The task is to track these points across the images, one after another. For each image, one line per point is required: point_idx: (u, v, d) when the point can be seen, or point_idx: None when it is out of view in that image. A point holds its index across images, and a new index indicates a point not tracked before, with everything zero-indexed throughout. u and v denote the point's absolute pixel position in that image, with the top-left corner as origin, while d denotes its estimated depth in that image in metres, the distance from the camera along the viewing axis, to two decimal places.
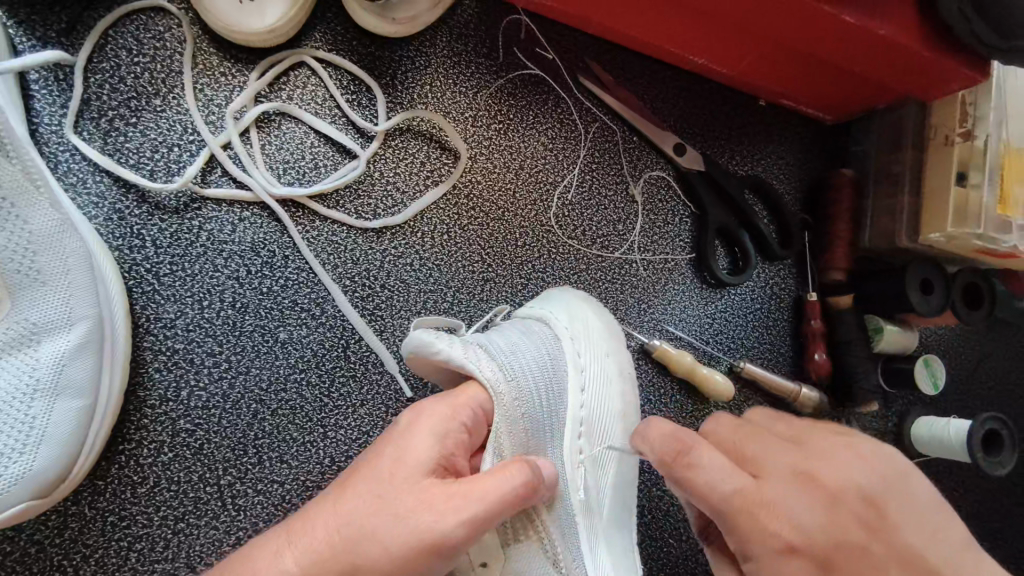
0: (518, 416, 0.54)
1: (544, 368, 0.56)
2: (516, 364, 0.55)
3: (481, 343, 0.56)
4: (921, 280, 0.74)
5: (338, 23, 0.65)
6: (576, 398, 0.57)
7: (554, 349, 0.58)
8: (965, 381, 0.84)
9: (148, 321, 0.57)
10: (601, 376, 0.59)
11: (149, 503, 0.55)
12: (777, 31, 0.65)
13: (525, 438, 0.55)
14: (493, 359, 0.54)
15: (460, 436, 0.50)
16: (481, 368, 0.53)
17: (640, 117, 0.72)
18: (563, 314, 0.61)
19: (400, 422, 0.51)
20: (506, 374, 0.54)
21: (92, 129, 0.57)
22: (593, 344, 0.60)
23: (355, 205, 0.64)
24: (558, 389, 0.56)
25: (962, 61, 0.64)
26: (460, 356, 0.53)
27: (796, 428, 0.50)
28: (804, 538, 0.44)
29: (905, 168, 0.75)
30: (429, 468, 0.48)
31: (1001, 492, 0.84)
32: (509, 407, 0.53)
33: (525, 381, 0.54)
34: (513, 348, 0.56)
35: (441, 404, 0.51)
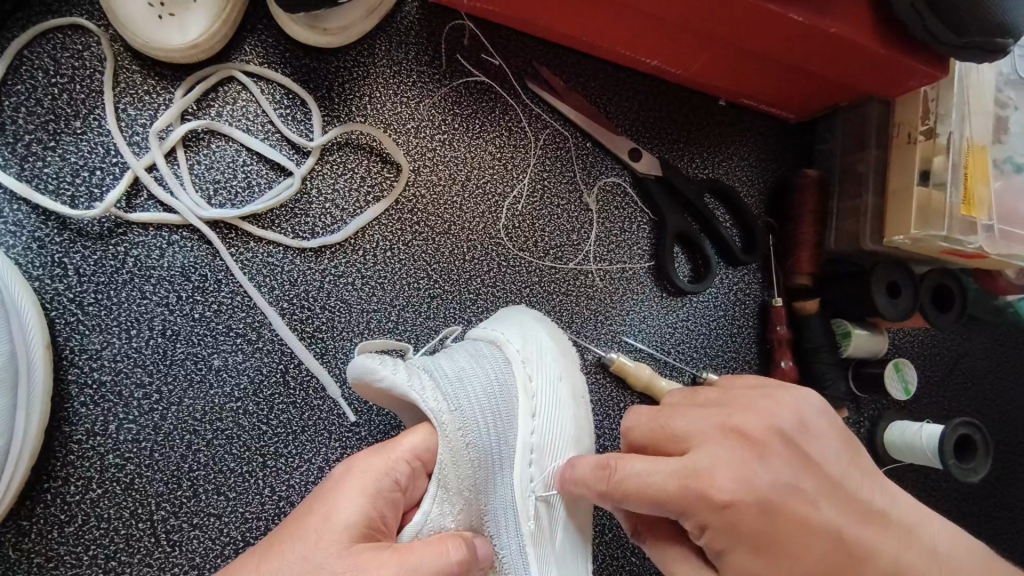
0: (461, 445, 0.51)
1: (491, 394, 0.53)
2: (461, 392, 0.52)
3: (426, 368, 0.53)
4: (888, 284, 0.71)
5: (269, 35, 0.62)
6: (526, 425, 0.54)
7: (504, 374, 0.54)
8: (939, 383, 0.82)
9: (72, 353, 0.55)
10: (552, 401, 0.55)
11: (77, 542, 0.53)
12: (725, 32, 0.62)
13: (472, 469, 0.51)
14: (437, 388, 0.52)
15: (392, 494, 0.48)
16: (424, 397, 0.51)
17: (592, 122, 0.70)
18: (516, 335, 0.57)
19: (330, 479, 0.48)
20: (449, 403, 0.51)
21: (8, 155, 0.55)
22: (545, 368, 0.56)
23: (291, 224, 0.61)
24: (507, 415, 0.53)
25: (919, 57, 0.61)
26: (403, 383, 0.51)
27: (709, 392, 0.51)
28: (749, 495, 0.44)
29: (869, 168, 0.72)
30: (360, 532, 0.45)
31: (978, 495, 0.83)
32: (452, 438, 0.51)
33: (470, 410, 0.52)
34: (459, 373, 0.53)
35: (374, 459, 0.48)
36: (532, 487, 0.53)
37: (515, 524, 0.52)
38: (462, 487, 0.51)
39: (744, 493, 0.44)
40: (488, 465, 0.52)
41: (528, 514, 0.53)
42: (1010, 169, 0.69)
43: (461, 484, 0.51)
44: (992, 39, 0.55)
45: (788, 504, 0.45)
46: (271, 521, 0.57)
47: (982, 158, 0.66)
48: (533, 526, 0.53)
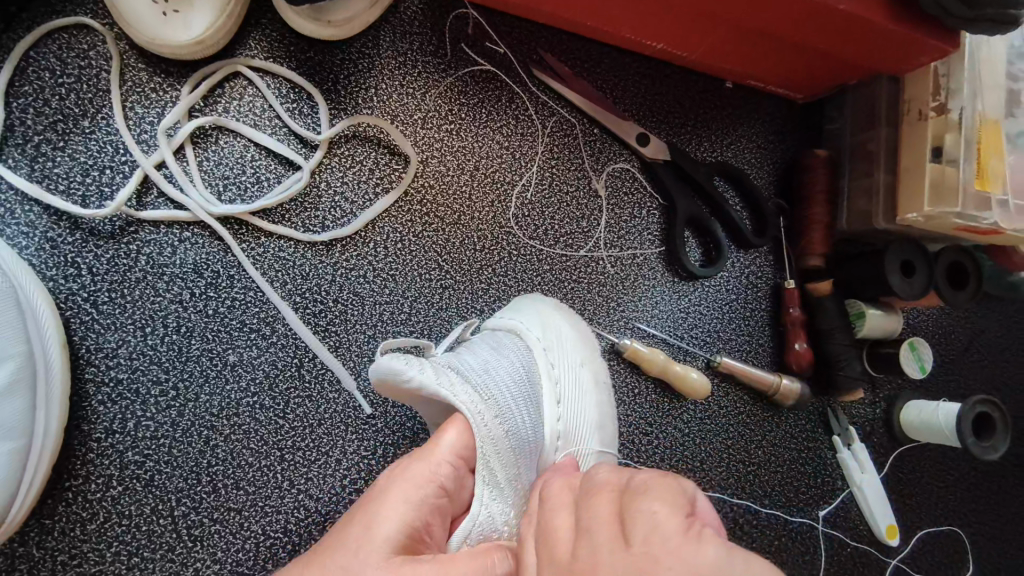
0: (501, 434, 0.50)
1: (520, 381, 0.53)
2: (490, 382, 0.52)
3: (452, 365, 0.52)
4: (902, 263, 0.71)
5: (273, 29, 0.62)
6: (553, 411, 0.55)
7: (528, 362, 0.56)
8: (955, 362, 0.81)
9: (88, 352, 0.55)
10: (575, 387, 0.57)
11: (100, 540, 0.54)
12: (730, 11, 0.62)
13: (513, 457, 0.50)
14: (467, 382, 0.51)
15: (438, 501, 0.46)
16: (454, 392, 0.50)
17: (599, 107, 0.69)
18: (535, 324, 0.59)
19: (376, 487, 0.48)
20: (481, 394, 0.51)
21: (18, 156, 0.55)
22: (565, 354, 0.58)
23: (301, 218, 0.61)
24: (537, 401, 0.54)
25: (930, 31, 0.61)
26: (431, 381, 0.50)
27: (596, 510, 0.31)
28: None
29: (879, 146, 0.72)
30: (402, 543, 0.43)
31: (998, 473, 0.82)
32: (492, 427, 0.49)
33: (503, 399, 0.51)
34: (486, 366, 0.53)
35: (418, 464, 0.48)
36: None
37: None
38: (509, 477, 0.49)
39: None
40: (527, 455, 0.51)
41: None
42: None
43: (504, 475, 0.49)
44: (1004, 10, 0.54)
45: None
46: (290, 514, 0.58)
47: (994, 133, 0.65)
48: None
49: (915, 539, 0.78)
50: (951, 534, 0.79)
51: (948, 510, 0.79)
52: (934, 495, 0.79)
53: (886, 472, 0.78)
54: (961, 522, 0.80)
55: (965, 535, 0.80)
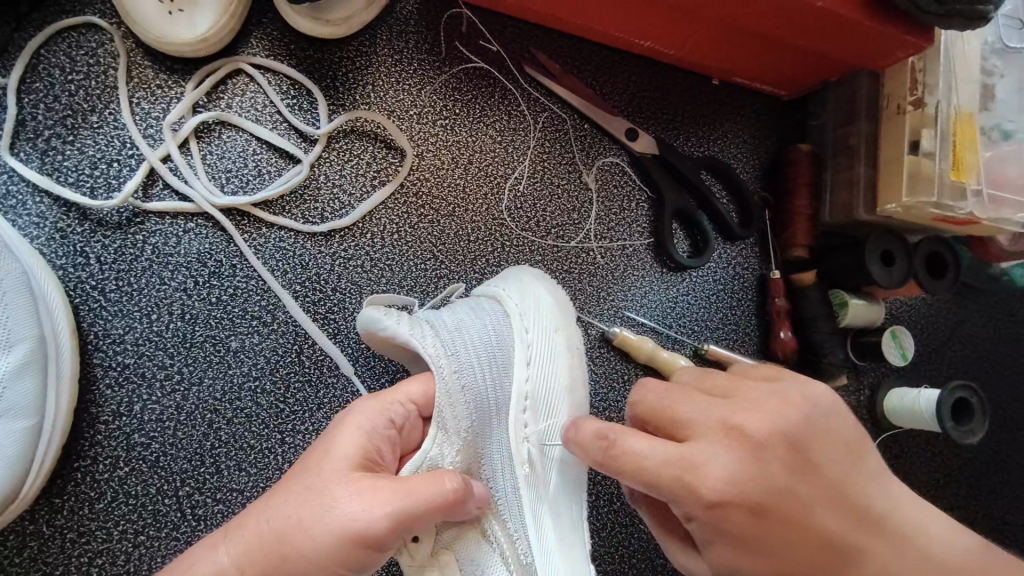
0: (458, 387, 0.53)
1: (489, 342, 0.55)
2: (459, 340, 0.54)
3: (427, 320, 0.55)
4: (882, 252, 0.73)
5: (274, 28, 0.64)
6: (521, 373, 0.56)
7: (503, 326, 0.57)
8: (937, 351, 0.84)
9: (96, 338, 0.57)
10: (550, 353, 0.57)
11: (108, 518, 0.56)
12: (714, 10, 0.64)
13: (471, 412, 0.53)
14: (436, 336, 0.54)
15: (389, 433, 0.50)
16: (423, 344, 0.53)
17: (589, 103, 0.72)
18: (516, 290, 0.60)
19: (330, 425, 0.51)
20: (446, 348, 0.53)
21: (29, 150, 0.58)
22: (542, 319, 0.58)
23: (301, 210, 0.64)
24: (503, 361, 0.55)
25: (905, 27, 0.63)
26: (405, 331, 0.53)
27: (729, 382, 0.48)
28: (747, 492, 0.44)
29: (860, 140, 0.74)
30: (358, 462, 0.47)
31: (979, 458, 0.84)
32: (449, 380, 0.52)
33: (466, 356, 0.54)
34: (458, 324, 0.55)
35: (369, 404, 0.51)
36: (527, 434, 0.55)
37: (511, 469, 0.55)
38: (460, 429, 0.53)
39: (729, 501, 0.44)
40: (484, 412, 0.54)
41: (524, 460, 0.55)
42: (998, 136, 0.70)
43: (462, 424, 0.53)
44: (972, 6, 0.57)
45: (783, 507, 0.44)
46: None
47: (969, 126, 0.67)
48: (528, 468, 0.55)
49: None
50: None
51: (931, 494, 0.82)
52: (917, 479, 0.82)
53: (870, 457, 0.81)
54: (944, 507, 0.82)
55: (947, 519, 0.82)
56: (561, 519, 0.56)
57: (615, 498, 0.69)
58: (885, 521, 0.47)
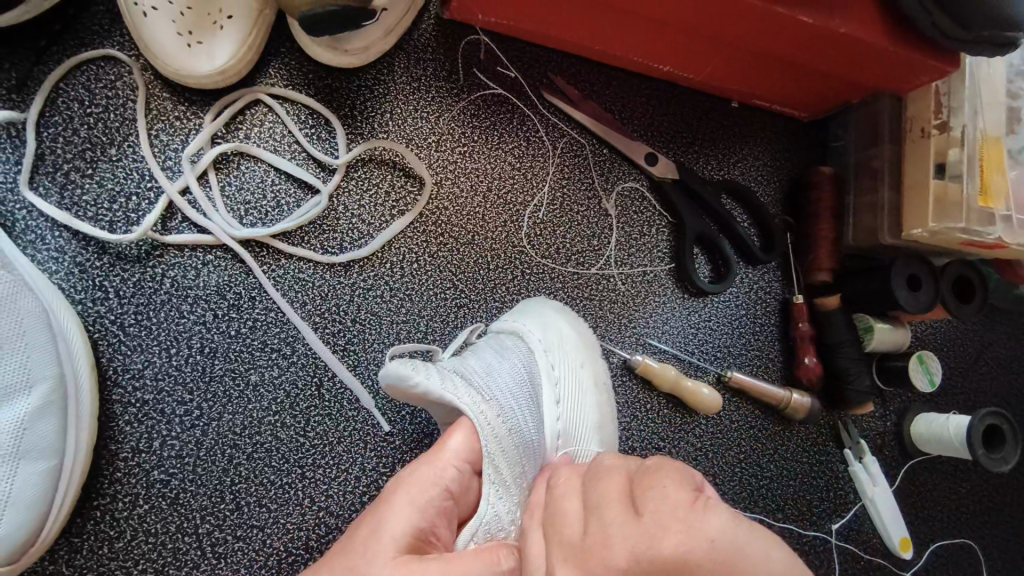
0: (503, 431, 0.52)
1: (522, 382, 0.55)
2: (492, 385, 0.54)
3: (456, 370, 0.54)
4: (908, 277, 0.72)
5: (292, 58, 0.64)
6: (553, 410, 0.56)
7: (531, 364, 0.57)
8: (963, 375, 0.82)
9: (115, 373, 0.57)
10: (576, 388, 0.58)
11: (127, 557, 0.55)
12: (733, 34, 0.64)
13: (518, 456, 0.52)
14: (470, 385, 0.53)
15: (443, 504, 0.47)
16: (459, 395, 0.52)
17: (608, 129, 0.71)
18: (537, 326, 0.60)
19: (383, 496, 0.49)
20: (483, 395, 0.53)
21: (48, 184, 0.57)
22: (566, 356, 0.60)
23: (320, 240, 0.63)
24: (537, 400, 0.55)
25: (931, 51, 0.62)
26: (437, 386, 0.52)
27: (606, 491, 0.35)
28: None
29: (884, 163, 0.73)
30: (407, 544, 0.44)
31: (1010, 484, 0.83)
32: (495, 426, 0.51)
33: (504, 399, 0.53)
34: (488, 369, 0.55)
35: (423, 470, 0.49)
36: None
37: None
38: (515, 475, 0.51)
39: None
40: (532, 453, 0.53)
41: None
42: None
43: (510, 473, 0.51)
44: (1003, 32, 0.55)
45: None
46: (311, 532, 0.59)
47: (994, 151, 0.67)
48: None
49: (930, 552, 0.78)
50: (965, 547, 0.80)
51: (961, 523, 0.80)
52: (947, 508, 0.80)
53: (899, 484, 0.79)
54: (975, 535, 0.80)
55: (978, 549, 0.80)
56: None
57: None
58: None
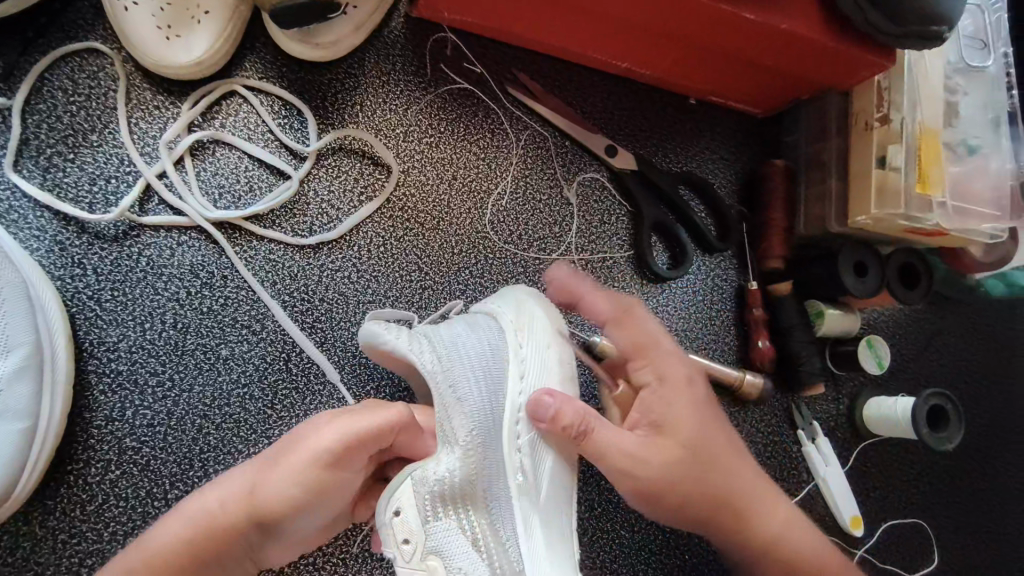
0: (454, 399, 0.56)
1: (483, 356, 0.58)
2: (454, 353, 0.58)
3: (427, 335, 0.59)
4: (855, 264, 0.75)
5: (267, 52, 0.68)
6: (514, 385, 0.58)
7: (497, 340, 0.59)
8: (913, 361, 0.86)
9: (91, 345, 0.60)
10: (542, 369, 0.59)
11: (98, 520, 0.58)
12: (683, 31, 0.68)
13: (465, 418, 0.56)
14: (434, 350, 0.58)
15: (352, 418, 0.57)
16: (421, 356, 0.57)
17: (570, 122, 0.75)
18: (510, 308, 0.62)
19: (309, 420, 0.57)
20: (442, 363, 0.57)
21: (32, 167, 0.61)
22: (534, 335, 0.60)
23: (291, 224, 0.66)
24: (499, 375, 0.58)
25: (867, 48, 0.66)
26: (403, 345, 0.57)
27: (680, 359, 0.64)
28: (657, 402, 0.61)
29: (831, 155, 0.77)
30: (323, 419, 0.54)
31: (960, 467, 0.86)
32: (446, 391, 0.56)
33: (461, 370, 0.57)
34: (454, 340, 0.59)
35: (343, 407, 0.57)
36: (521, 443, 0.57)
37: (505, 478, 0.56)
38: (461, 431, 0.56)
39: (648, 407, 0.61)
40: (482, 420, 0.56)
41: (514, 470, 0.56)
42: (965, 151, 0.73)
43: (459, 434, 0.56)
44: (927, 28, 0.60)
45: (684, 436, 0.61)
46: None
47: (934, 141, 0.70)
48: (520, 479, 0.56)
49: (881, 531, 0.82)
50: (916, 527, 0.83)
51: (911, 503, 0.83)
52: (898, 487, 0.83)
53: (851, 465, 0.82)
54: (925, 515, 0.84)
55: (929, 528, 0.83)
56: (551, 530, 0.56)
57: (595, 504, 0.71)
58: (740, 494, 0.64)
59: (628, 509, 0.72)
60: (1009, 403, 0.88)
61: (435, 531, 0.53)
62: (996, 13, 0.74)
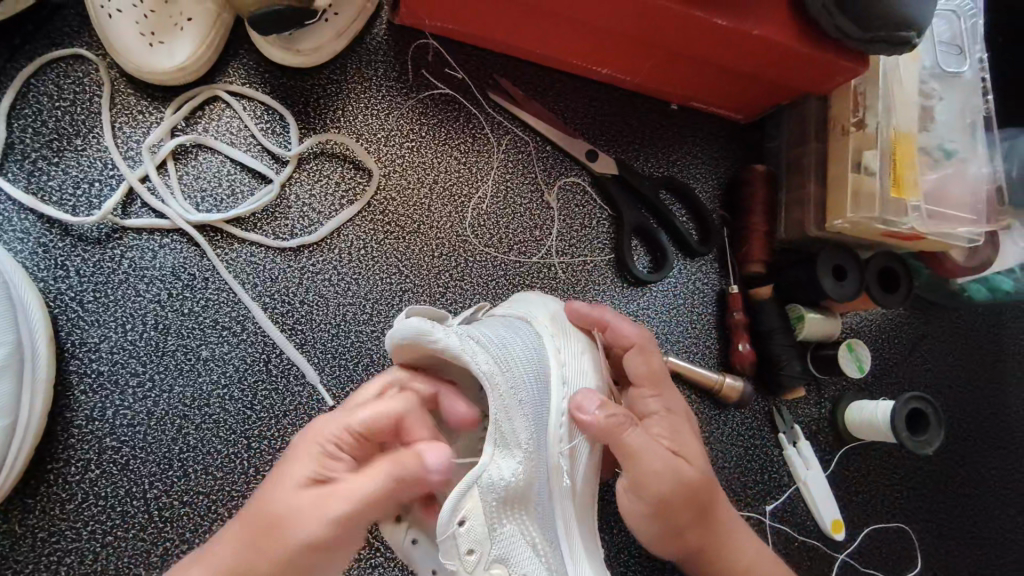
0: (515, 403, 0.51)
1: (531, 359, 0.54)
2: (508, 357, 0.53)
3: (472, 336, 0.53)
4: (832, 267, 0.76)
5: (251, 58, 0.69)
6: (559, 389, 0.54)
7: (538, 344, 0.56)
8: (895, 365, 0.86)
9: (73, 346, 0.61)
10: (581, 374, 0.57)
11: (77, 518, 0.58)
12: (659, 38, 0.68)
13: (524, 422, 0.52)
14: (487, 352, 0.52)
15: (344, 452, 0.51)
16: (477, 360, 0.51)
17: (550, 127, 0.76)
18: (542, 312, 0.59)
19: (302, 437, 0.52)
20: (500, 365, 0.52)
21: (17, 171, 0.62)
22: (571, 342, 0.58)
23: (272, 227, 0.67)
24: (545, 379, 0.54)
25: (840, 54, 0.67)
26: (456, 346, 0.51)
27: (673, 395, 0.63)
28: (673, 436, 0.59)
29: (810, 160, 0.78)
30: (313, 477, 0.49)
31: (942, 472, 0.86)
32: (506, 397, 0.51)
33: (518, 372, 0.53)
34: (501, 341, 0.54)
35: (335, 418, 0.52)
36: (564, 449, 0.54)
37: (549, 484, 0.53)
38: (518, 438, 0.52)
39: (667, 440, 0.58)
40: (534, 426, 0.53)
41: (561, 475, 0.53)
42: (940, 156, 0.74)
43: (520, 438, 0.52)
44: (896, 33, 0.62)
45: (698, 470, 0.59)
46: None
47: (909, 146, 0.71)
48: (564, 483, 0.53)
49: (862, 535, 0.82)
50: (897, 532, 0.83)
51: (893, 507, 0.83)
52: (880, 491, 0.83)
53: (832, 469, 0.82)
54: (906, 519, 0.84)
55: (911, 532, 0.83)
56: (587, 534, 0.55)
57: None
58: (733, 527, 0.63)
59: (606, 511, 0.72)
60: (992, 407, 0.89)
61: (499, 538, 0.50)
62: (972, 19, 0.75)
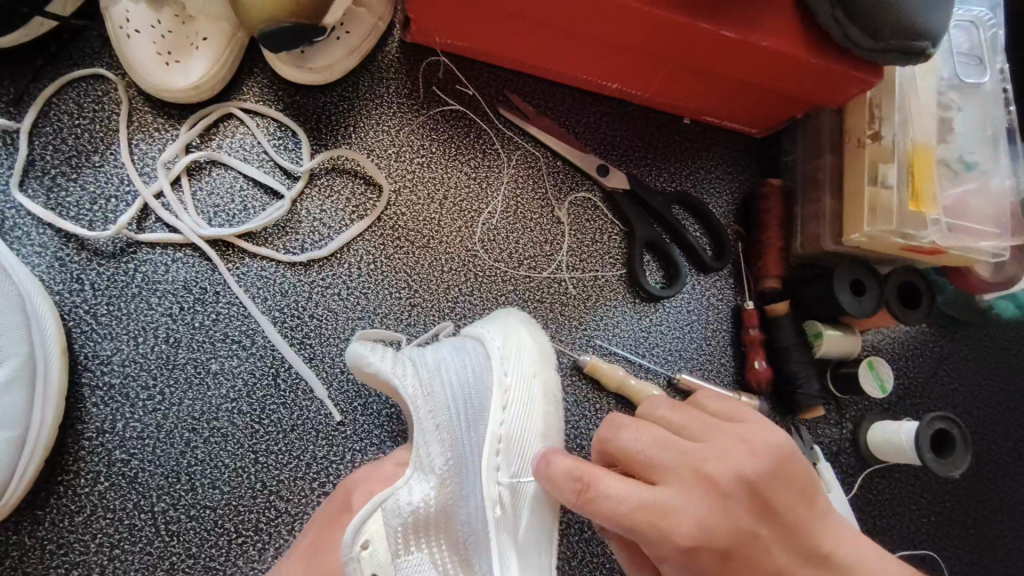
0: (433, 425, 0.56)
1: (465, 383, 0.58)
2: (435, 381, 0.58)
3: (411, 359, 0.58)
4: (851, 283, 0.74)
5: (265, 76, 0.70)
6: (496, 416, 0.58)
7: (481, 369, 0.59)
8: (921, 385, 0.83)
9: (86, 358, 0.62)
10: (525, 397, 0.59)
11: (86, 531, 0.58)
12: (667, 53, 0.68)
13: (447, 448, 0.56)
14: (415, 373, 0.57)
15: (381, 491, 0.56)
16: (402, 382, 0.56)
17: (562, 142, 0.76)
18: (498, 333, 0.62)
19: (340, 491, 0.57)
20: (424, 388, 0.57)
21: (37, 186, 0.63)
22: (520, 363, 0.60)
23: (283, 241, 0.68)
24: (477, 404, 0.58)
25: (853, 64, 0.66)
26: (388, 370, 0.56)
27: (629, 507, 0.48)
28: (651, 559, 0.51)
29: (826, 174, 0.76)
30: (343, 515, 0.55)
31: (972, 496, 0.82)
32: (424, 419, 0.56)
33: (443, 395, 0.57)
34: (438, 364, 0.59)
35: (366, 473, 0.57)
36: (500, 475, 0.57)
37: (482, 507, 0.56)
38: (438, 466, 0.56)
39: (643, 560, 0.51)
40: (460, 450, 0.57)
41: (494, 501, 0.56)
42: (961, 168, 0.72)
43: (436, 462, 0.55)
44: (909, 43, 0.61)
45: None
46: (262, 514, 0.62)
47: (928, 158, 0.69)
48: (498, 510, 0.56)
49: None
50: (925, 558, 0.80)
51: (920, 533, 0.80)
52: (906, 516, 0.80)
53: (856, 492, 0.79)
54: (935, 546, 0.80)
55: (939, 560, 0.80)
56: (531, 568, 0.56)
57: (586, 527, 0.69)
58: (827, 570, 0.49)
59: None
60: None
61: (404, 563, 0.54)
62: (992, 29, 0.74)
